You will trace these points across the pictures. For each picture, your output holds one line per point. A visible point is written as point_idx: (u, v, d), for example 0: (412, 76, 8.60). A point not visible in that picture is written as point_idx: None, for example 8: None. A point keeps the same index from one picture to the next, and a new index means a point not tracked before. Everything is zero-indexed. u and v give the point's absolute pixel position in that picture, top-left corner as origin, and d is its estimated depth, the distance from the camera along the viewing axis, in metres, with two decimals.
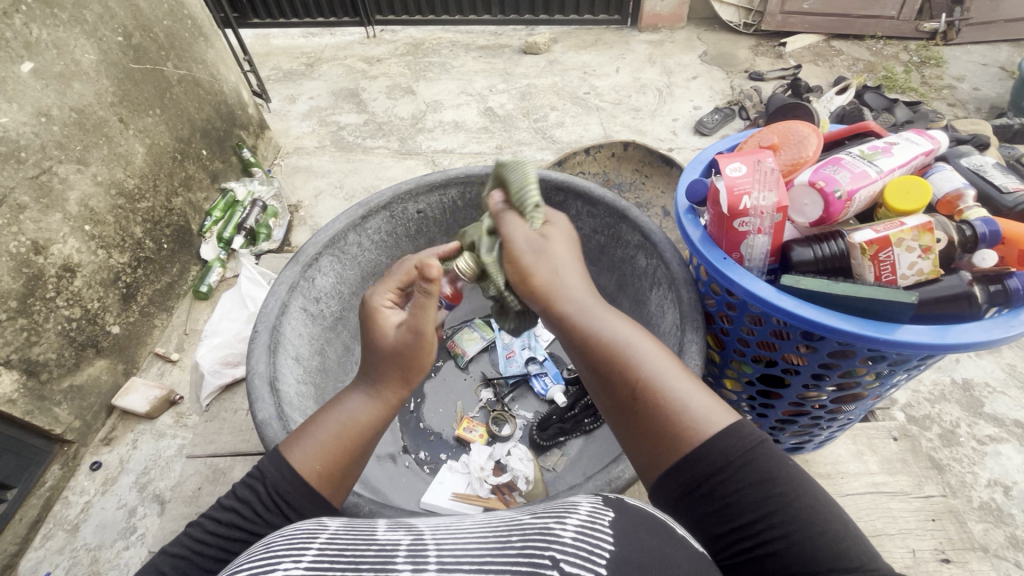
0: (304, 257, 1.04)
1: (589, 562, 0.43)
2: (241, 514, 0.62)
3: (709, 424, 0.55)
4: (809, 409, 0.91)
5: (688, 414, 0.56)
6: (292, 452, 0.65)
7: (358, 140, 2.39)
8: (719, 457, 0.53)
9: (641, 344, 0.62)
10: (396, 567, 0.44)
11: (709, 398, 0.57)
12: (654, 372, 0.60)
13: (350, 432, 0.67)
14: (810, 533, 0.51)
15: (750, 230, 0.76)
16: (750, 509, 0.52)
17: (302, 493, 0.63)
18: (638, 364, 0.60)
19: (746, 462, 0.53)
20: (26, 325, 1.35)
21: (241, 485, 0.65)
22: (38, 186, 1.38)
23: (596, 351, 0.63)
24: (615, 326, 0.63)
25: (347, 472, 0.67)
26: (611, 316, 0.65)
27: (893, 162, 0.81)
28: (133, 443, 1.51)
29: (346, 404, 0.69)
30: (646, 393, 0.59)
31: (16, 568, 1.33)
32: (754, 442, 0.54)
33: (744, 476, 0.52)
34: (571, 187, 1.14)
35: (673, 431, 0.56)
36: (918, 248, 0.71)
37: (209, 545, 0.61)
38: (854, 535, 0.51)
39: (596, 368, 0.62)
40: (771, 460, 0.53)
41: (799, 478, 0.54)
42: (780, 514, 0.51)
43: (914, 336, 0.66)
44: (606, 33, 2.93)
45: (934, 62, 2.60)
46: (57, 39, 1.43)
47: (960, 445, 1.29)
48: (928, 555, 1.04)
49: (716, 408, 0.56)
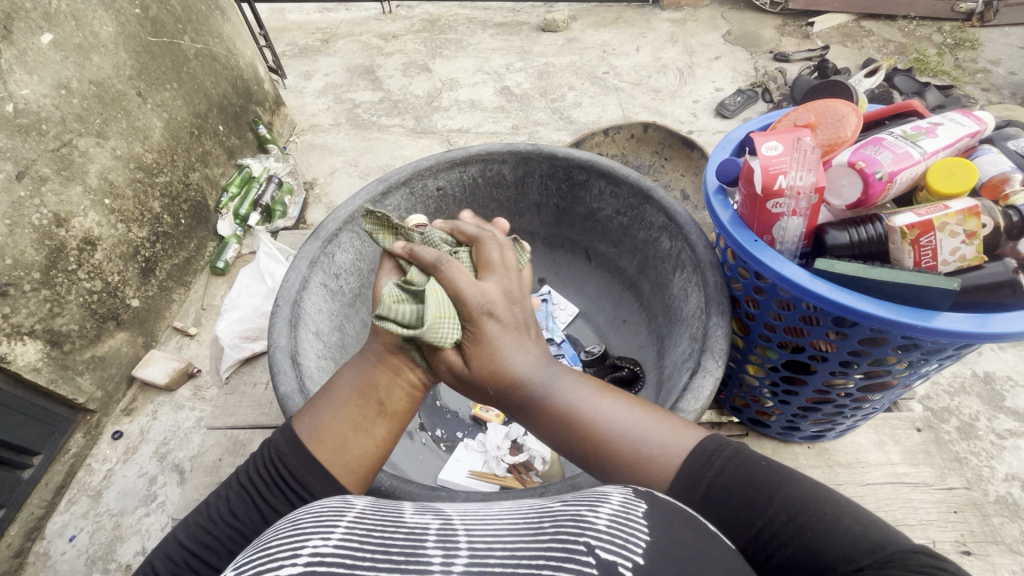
0: (324, 233, 1.03)
1: (625, 551, 0.43)
2: (251, 478, 0.65)
3: (677, 448, 0.59)
4: (834, 397, 0.90)
5: (669, 464, 0.58)
6: (297, 414, 0.68)
7: (374, 117, 2.37)
8: (693, 477, 0.56)
9: (608, 405, 0.64)
10: (427, 551, 0.44)
11: (672, 424, 0.62)
12: (621, 429, 0.62)
13: (343, 397, 0.67)
14: (807, 523, 0.51)
15: (784, 212, 0.73)
16: (741, 514, 0.53)
17: (295, 453, 0.64)
18: (606, 424, 0.62)
19: (720, 474, 0.56)
20: (49, 296, 1.38)
21: (258, 450, 0.68)
22: (59, 159, 1.39)
23: (563, 426, 0.64)
24: (579, 398, 0.65)
25: (347, 443, 0.65)
26: (573, 388, 0.65)
27: (937, 144, 0.78)
28: (153, 413, 1.54)
29: (343, 372, 0.71)
30: (623, 449, 0.61)
31: (43, 531, 1.37)
32: (719, 453, 0.57)
33: (718, 485, 0.55)
34: (595, 166, 1.11)
35: (651, 476, 0.58)
36: (962, 233, 0.69)
37: (220, 505, 0.64)
38: (858, 516, 0.50)
39: (564, 439, 0.64)
40: (747, 465, 0.56)
41: (781, 474, 0.55)
42: (771, 516, 0.52)
43: (952, 324, 0.64)
44: (627, 11, 2.85)
45: (969, 44, 2.49)
46: (76, 11, 1.42)
47: (978, 438, 1.26)
48: (949, 547, 1.03)
49: (683, 434, 0.60)
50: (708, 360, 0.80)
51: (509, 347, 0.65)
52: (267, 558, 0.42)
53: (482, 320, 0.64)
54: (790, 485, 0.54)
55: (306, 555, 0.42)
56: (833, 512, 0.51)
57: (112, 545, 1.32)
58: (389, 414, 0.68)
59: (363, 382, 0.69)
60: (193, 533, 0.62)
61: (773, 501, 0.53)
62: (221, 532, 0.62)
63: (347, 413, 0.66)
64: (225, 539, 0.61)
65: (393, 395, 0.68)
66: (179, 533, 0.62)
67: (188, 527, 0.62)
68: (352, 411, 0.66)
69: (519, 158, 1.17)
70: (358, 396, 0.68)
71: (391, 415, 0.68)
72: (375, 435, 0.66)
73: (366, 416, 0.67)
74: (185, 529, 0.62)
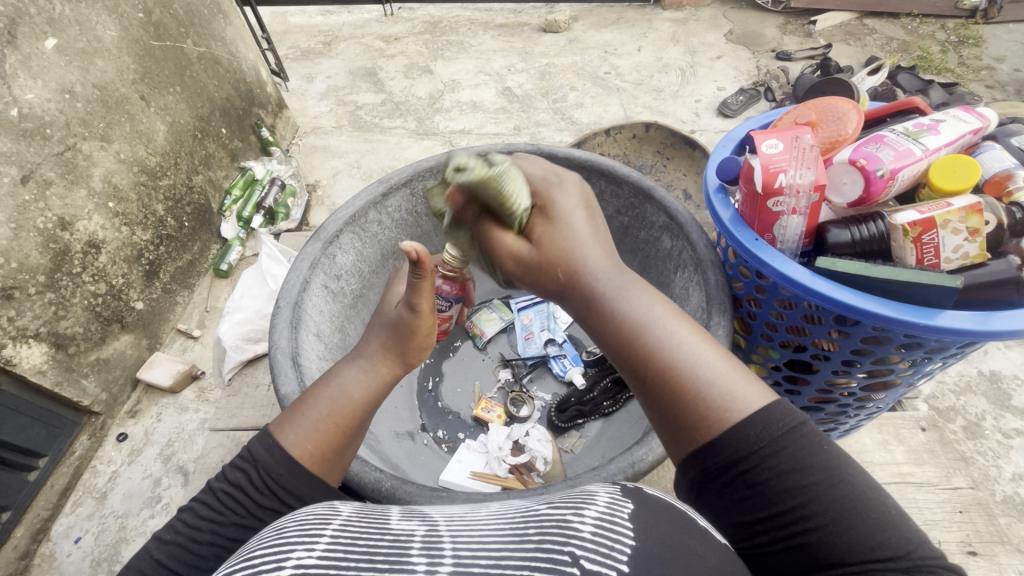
0: (325, 234, 1.04)
1: (610, 560, 0.43)
2: (234, 494, 0.63)
3: (738, 400, 0.54)
4: (836, 397, 0.89)
5: (724, 402, 0.54)
6: (287, 428, 0.66)
7: (376, 119, 2.37)
8: (741, 444, 0.52)
9: (671, 327, 0.60)
10: (411, 559, 0.44)
11: (744, 381, 0.56)
12: (679, 353, 0.58)
13: (347, 408, 0.70)
14: (848, 528, 0.49)
15: (784, 210, 0.73)
16: (777, 495, 0.51)
17: (292, 473, 0.64)
18: (670, 345, 0.58)
19: (775, 451, 0.51)
20: (53, 299, 1.38)
21: (234, 463, 0.66)
22: (63, 162, 1.40)
23: (622, 336, 0.61)
24: (640, 308, 0.62)
25: (342, 451, 0.69)
26: (638, 298, 0.63)
27: (939, 140, 0.77)
28: (157, 416, 1.54)
29: (345, 379, 0.72)
30: (678, 381, 0.57)
31: (49, 532, 1.38)
32: (784, 429, 0.52)
33: (770, 462, 0.51)
34: (595, 166, 1.11)
35: (703, 415, 0.54)
36: (964, 231, 0.68)
37: (200, 522, 0.62)
38: (898, 527, 0.49)
39: (617, 352, 0.62)
40: (805, 449, 0.51)
41: (836, 469, 0.51)
42: (811, 507, 0.50)
43: (955, 322, 0.64)
44: (628, 11, 2.85)
45: (973, 41, 2.47)
46: (80, 15, 1.44)
47: (985, 438, 1.25)
48: (954, 547, 1.03)
49: (752, 388, 0.55)
50: None
51: (575, 229, 0.67)
52: (251, 571, 0.42)
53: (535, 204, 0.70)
54: (842, 483, 0.51)
55: (290, 567, 0.42)
56: (874, 520, 0.49)
57: (117, 547, 1.33)
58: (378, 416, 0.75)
59: (371, 397, 0.72)
60: (176, 555, 0.60)
61: (818, 490, 0.50)
62: (206, 552, 0.60)
63: (351, 427, 0.70)
64: (213, 558, 0.60)
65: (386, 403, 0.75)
66: (154, 551, 0.60)
67: (166, 547, 0.60)
68: (355, 421, 0.70)
69: (519, 158, 1.17)
70: (362, 407, 0.71)
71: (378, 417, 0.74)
72: (363, 437, 0.72)
73: (368, 421, 0.73)
74: (162, 549, 0.60)
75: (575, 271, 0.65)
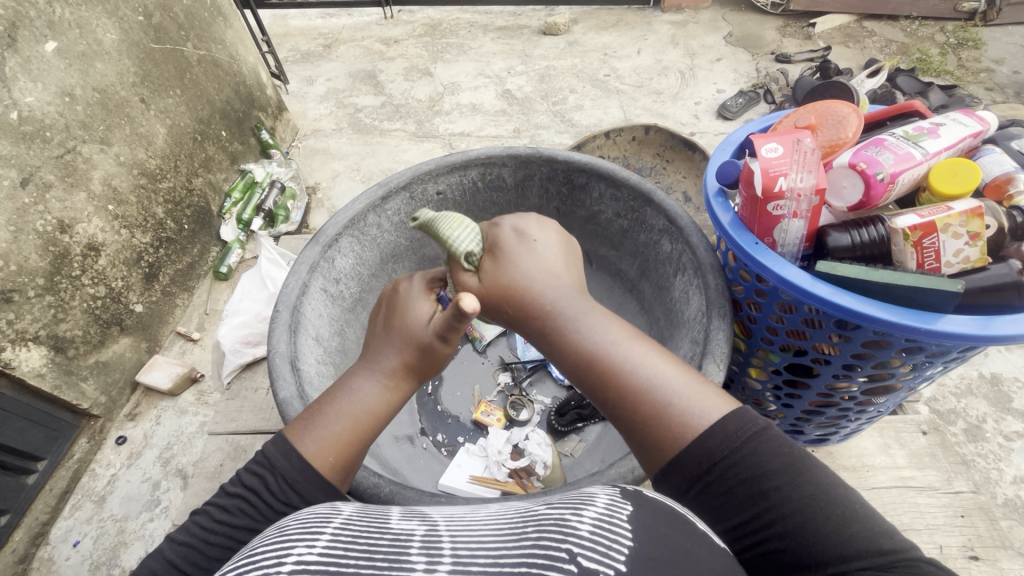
0: (324, 237, 1.04)
1: (608, 558, 0.43)
2: (250, 497, 0.63)
3: (698, 413, 0.57)
4: (837, 401, 0.89)
5: (681, 414, 0.57)
6: (305, 435, 0.66)
7: (375, 122, 2.37)
8: (703, 456, 0.54)
9: (628, 345, 0.64)
10: (410, 558, 0.43)
11: (710, 395, 0.58)
12: (637, 370, 0.61)
13: (370, 425, 0.69)
14: (813, 522, 0.49)
15: (784, 214, 0.73)
16: (742, 502, 0.52)
17: (310, 482, 0.64)
18: (627, 363, 0.62)
19: (736, 457, 0.53)
20: (53, 302, 1.38)
21: (253, 464, 0.65)
22: (63, 165, 1.40)
23: (580, 360, 0.65)
24: (594, 332, 0.66)
25: (357, 462, 0.69)
26: (595, 321, 0.67)
27: (939, 144, 0.77)
28: (156, 419, 1.54)
29: (363, 391, 0.70)
30: (638, 397, 0.60)
31: (47, 536, 1.37)
32: (743, 436, 0.53)
33: (727, 470, 0.53)
34: (594, 169, 1.11)
35: (664, 429, 0.57)
36: (965, 235, 0.68)
37: (213, 523, 0.62)
38: (869, 522, 0.49)
39: (584, 378, 0.65)
40: (763, 454, 0.53)
41: (795, 465, 0.52)
42: (776, 506, 0.51)
43: (956, 327, 0.63)
44: (628, 14, 2.85)
45: (972, 44, 2.48)
46: (80, 19, 1.44)
47: (986, 440, 1.25)
48: (956, 552, 1.02)
49: (711, 399, 0.58)
50: (708, 363, 0.79)
51: (534, 258, 0.73)
52: (253, 566, 0.42)
53: (504, 231, 0.78)
54: (803, 483, 0.51)
55: (290, 564, 0.42)
56: (839, 515, 0.49)
57: (116, 550, 1.32)
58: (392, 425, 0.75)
59: (389, 410, 0.71)
60: (188, 556, 0.60)
61: (781, 493, 0.51)
62: (218, 554, 0.61)
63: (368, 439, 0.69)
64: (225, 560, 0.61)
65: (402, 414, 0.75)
66: (167, 551, 0.60)
67: (179, 547, 0.61)
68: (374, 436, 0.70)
69: (519, 161, 1.16)
70: (381, 420, 0.70)
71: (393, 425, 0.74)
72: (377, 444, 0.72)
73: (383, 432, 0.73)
74: (175, 548, 0.61)
75: (532, 304, 0.70)
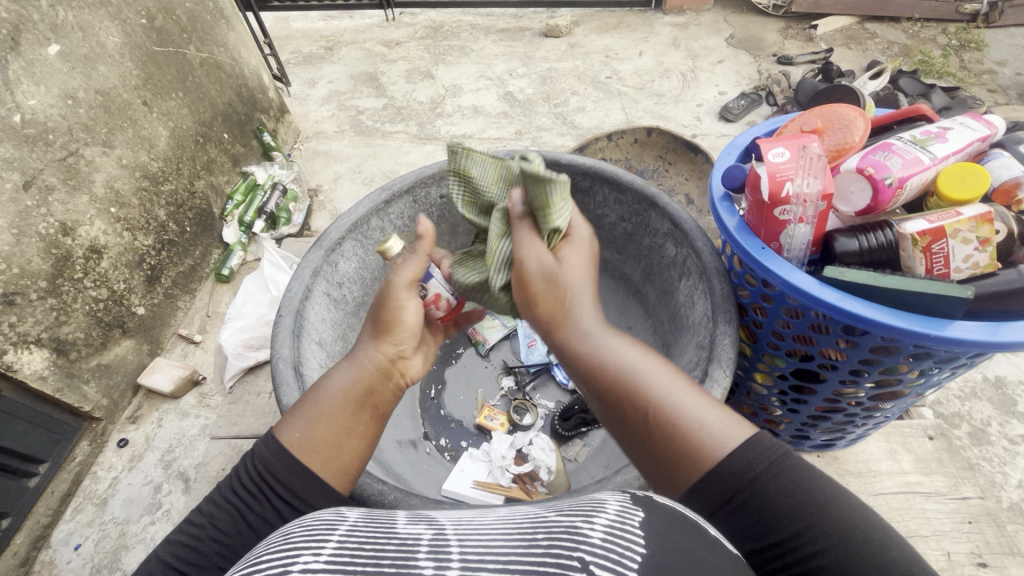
0: (327, 241, 1.03)
1: (620, 565, 0.42)
2: (238, 493, 0.64)
3: (722, 436, 0.55)
4: (844, 406, 0.88)
5: (706, 436, 0.55)
6: (278, 424, 0.68)
7: (377, 124, 2.37)
8: (739, 472, 0.53)
9: (651, 367, 0.61)
10: (418, 564, 0.43)
11: (725, 415, 0.57)
12: (663, 393, 0.59)
13: (334, 404, 0.68)
14: (849, 542, 0.50)
15: (791, 219, 0.72)
16: (782, 518, 0.52)
17: (283, 464, 0.64)
18: (651, 385, 0.60)
19: (773, 473, 0.53)
20: (55, 304, 1.38)
21: (241, 462, 0.67)
22: (65, 168, 1.40)
23: (602, 380, 0.62)
24: (620, 351, 0.63)
25: (334, 446, 0.66)
26: (619, 341, 0.64)
27: (947, 148, 0.77)
28: (158, 421, 1.54)
29: (333, 374, 0.71)
30: (664, 422, 0.57)
31: (48, 539, 1.37)
32: (776, 454, 0.54)
33: (770, 483, 0.52)
34: (598, 173, 1.11)
35: (690, 453, 0.55)
36: (975, 240, 0.68)
37: (206, 521, 0.63)
38: (901, 547, 0.49)
39: (607, 397, 0.62)
40: (801, 471, 0.53)
41: (826, 483, 0.53)
42: (812, 525, 0.51)
43: (965, 332, 0.63)
44: (630, 16, 2.85)
45: (974, 45, 2.47)
46: (83, 21, 1.44)
47: (991, 444, 1.23)
48: (964, 559, 1.02)
49: (733, 423, 0.57)
50: (715, 369, 0.79)
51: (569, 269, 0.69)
52: None
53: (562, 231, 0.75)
54: (840, 504, 0.52)
55: (296, 572, 0.41)
56: (876, 538, 0.50)
57: (117, 554, 1.32)
58: (380, 416, 0.71)
59: (357, 389, 0.69)
60: (182, 553, 0.60)
61: (822, 511, 0.51)
62: (209, 549, 0.60)
63: (341, 418, 0.68)
64: (214, 555, 0.60)
65: (385, 399, 0.72)
66: (162, 552, 0.60)
67: (171, 546, 0.60)
68: (344, 418, 0.68)
69: None
70: (350, 402, 0.68)
71: (379, 416, 0.71)
72: (365, 436, 0.69)
73: (363, 419, 0.69)
74: (168, 548, 0.60)
75: (560, 319, 0.66)
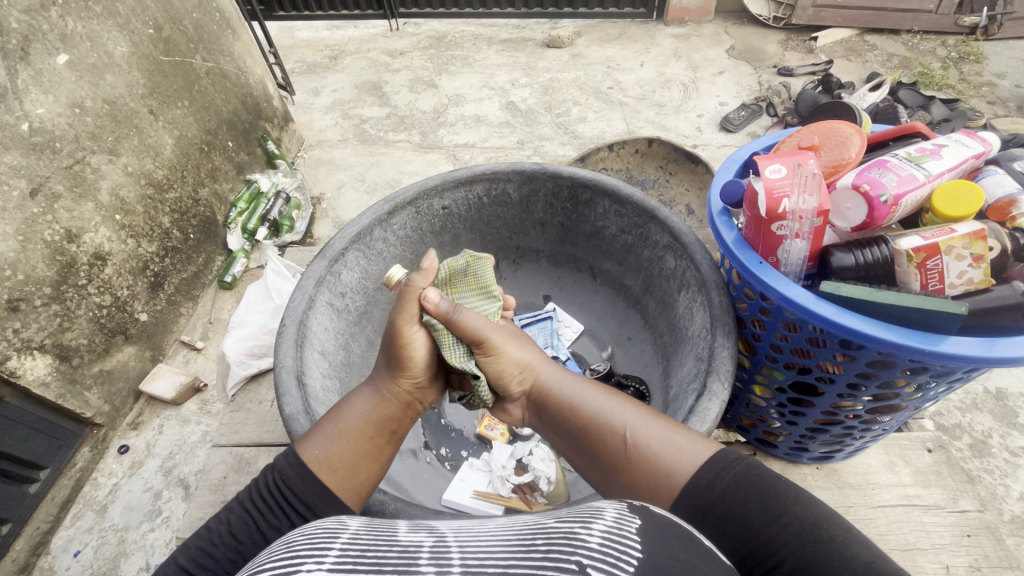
0: (330, 252, 1.04)
1: (617, 568, 0.43)
2: (252, 503, 0.66)
3: (688, 452, 0.62)
4: (842, 419, 0.89)
5: (674, 450, 0.63)
6: (299, 440, 0.71)
7: (381, 133, 2.40)
8: (706, 483, 0.58)
9: (620, 408, 0.71)
10: (419, 568, 0.44)
11: (687, 435, 0.65)
12: (635, 428, 0.67)
13: (355, 426, 0.72)
14: (818, 541, 0.52)
15: (788, 234, 0.74)
16: (754, 523, 0.54)
17: (300, 477, 0.66)
18: (624, 424, 0.69)
19: (738, 480, 0.57)
20: (59, 310, 1.39)
21: (259, 475, 0.69)
22: (71, 176, 1.41)
23: (586, 429, 0.71)
24: (593, 402, 0.73)
25: (354, 467, 0.69)
26: (593, 395, 0.74)
27: (942, 165, 0.78)
28: (159, 428, 1.54)
29: (354, 401, 0.75)
30: (639, 450, 0.65)
31: (48, 546, 1.37)
32: (734, 460, 0.59)
33: (734, 492, 0.57)
34: (598, 185, 1.12)
35: (664, 469, 0.62)
36: (969, 257, 0.69)
37: (220, 530, 0.64)
38: (866, 545, 0.51)
39: (590, 441, 0.70)
40: (765, 477, 0.57)
41: (794, 490, 0.56)
42: (781, 527, 0.53)
43: (961, 348, 0.63)
44: (631, 27, 2.88)
45: (974, 58, 2.49)
46: (91, 31, 1.46)
47: (991, 456, 1.22)
48: (961, 571, 1.02)
49: (695, 441, 0.64)
50: (713, 382, 0.79)
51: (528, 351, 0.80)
52: None
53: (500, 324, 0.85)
54: (802, 509, 0.54)
55: None
56: (841, 536, 0.52)
57: (116, 561, 1.32)
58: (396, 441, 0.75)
59: (379, 416, 0.74)
60: (197, 559, 0.62)
61: (787, 513, 0.54)
62: (222, 555, 0.62)
63: (362, 441, 0.71)
64: (225, 561, 0.62)
65: (402, 427, 0.76)
66: (178, 556, 0.62)
67: (190, 550, 0.62)
68: (365, 440, 0.71)
69: (523, 177, 1.17)
70: (370, 428, 0.73)
71: (395, 442, 0.75)
72: (382, 460, 0.73)
73: (383, 446, 0.73)
74: (185, 553, 0.62)
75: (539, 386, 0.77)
